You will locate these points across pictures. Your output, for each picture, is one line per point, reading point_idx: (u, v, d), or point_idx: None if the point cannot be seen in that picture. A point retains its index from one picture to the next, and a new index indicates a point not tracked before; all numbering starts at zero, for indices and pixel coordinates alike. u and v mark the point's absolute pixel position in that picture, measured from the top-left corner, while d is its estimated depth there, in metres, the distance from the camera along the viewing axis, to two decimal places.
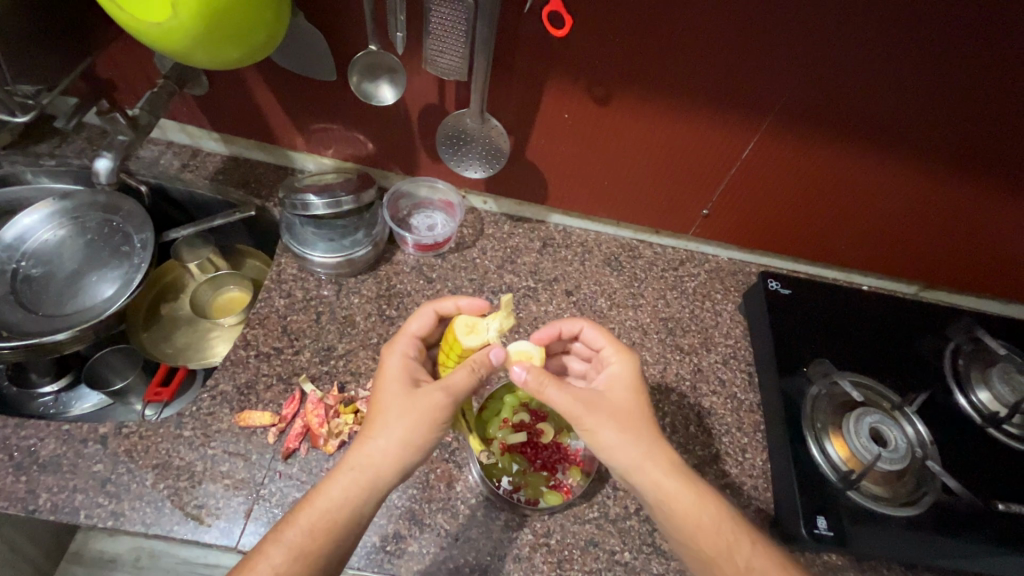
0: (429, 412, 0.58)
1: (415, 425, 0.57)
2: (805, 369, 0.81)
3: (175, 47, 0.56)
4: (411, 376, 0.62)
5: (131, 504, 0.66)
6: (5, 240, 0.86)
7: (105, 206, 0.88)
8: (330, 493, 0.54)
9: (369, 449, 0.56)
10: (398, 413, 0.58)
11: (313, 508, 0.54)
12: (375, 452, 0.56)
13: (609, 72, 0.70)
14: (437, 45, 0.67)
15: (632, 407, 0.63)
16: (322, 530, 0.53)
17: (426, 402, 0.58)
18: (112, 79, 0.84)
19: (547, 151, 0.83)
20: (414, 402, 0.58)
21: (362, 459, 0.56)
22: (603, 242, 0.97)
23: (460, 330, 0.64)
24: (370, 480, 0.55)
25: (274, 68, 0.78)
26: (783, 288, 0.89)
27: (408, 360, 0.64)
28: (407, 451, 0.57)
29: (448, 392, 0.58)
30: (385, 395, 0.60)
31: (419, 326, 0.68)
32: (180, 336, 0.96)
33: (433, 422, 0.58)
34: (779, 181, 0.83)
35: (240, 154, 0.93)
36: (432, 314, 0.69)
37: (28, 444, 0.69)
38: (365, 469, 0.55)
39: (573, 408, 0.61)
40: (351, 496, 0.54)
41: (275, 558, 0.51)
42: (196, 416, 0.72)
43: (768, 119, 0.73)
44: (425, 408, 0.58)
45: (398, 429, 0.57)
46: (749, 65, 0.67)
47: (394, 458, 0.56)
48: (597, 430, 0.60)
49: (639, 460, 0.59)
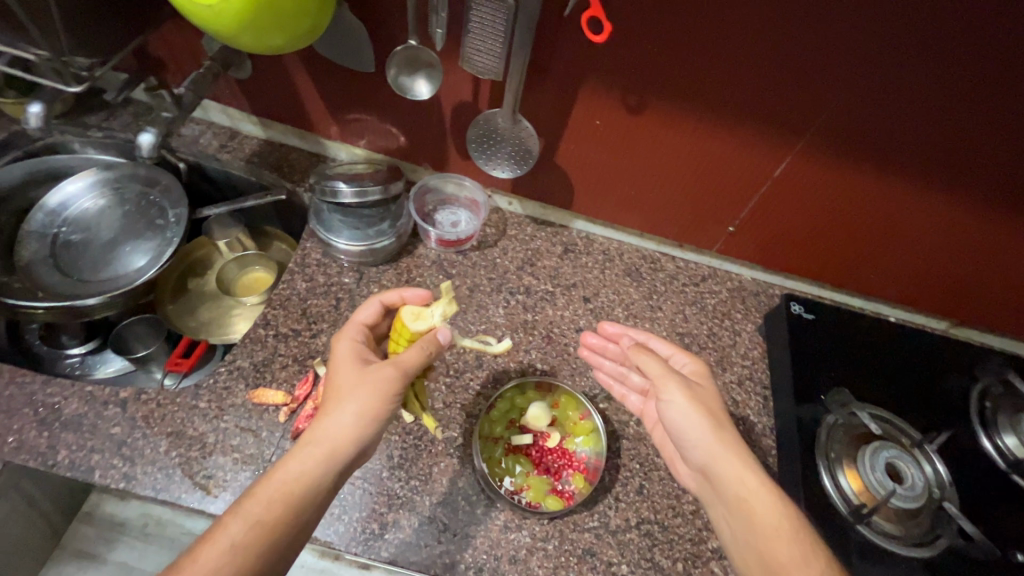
0: (380, 385, 0.59)
1: (369, 401, 0.58)
2: (823, 397, 0.80)
3: (229, 30, 0.58)
4: (360, 357, 0.63)
5: (143, 468, 0.68)
6: (49, 206, 0.90)
7: (144, 180, 0.92)
8: (289, 467, 0.55)
9: (326, 423, 0.57)
10: (352, 389, 0.59)
11: (271, 482, 0.54)
12: (332, 426, 0.57)
13: (645, 82, 0.70)
14: (475, 44, 0.67)
15: (718, 397, 0.66)
16: (277, 503, 0.53)
17: (377, 375, 0.59)
18: (162, 58, 0.87)
19: (578, 156, 0.83)
20: (365, 378, 0.59)
21: (321, 432, 0.57)
22: (624, 252, 0.96)
23: (407, 316, 0.66)
24: (326, 453, 0.56)
25: (315, 56, 0.79)
26: (804, 312, 0.87)
27: (357, 347, 0.65)
28: (362, 424, 0.58)
29: (398, 366, 0.60)
30: (339, 375, 0.61)
31: (366, 315, 0.69)
32: (204, 312, 0.98)
33: (385, 394, 0.59)
34: (809, 203, 0.81)
35: (276, 139, 0.96)
36: (377, 305, 0.69)
37: (53, 402, 0.71)
38: (322, 442, 0.56)
39: (670, 381, 0.64)
40: (310, 470, 0.55)
41: (233, 529, 0.51)
42: (212, 388, 0.74)
43: (804, 137, 0.72)
44: (375, 382, 0.59)
45: (353, 404, 0.58)
46: (791, 78, 0.65)
47: (350, 432, 0.57)
48: (682, 403, 0.63)
49: (700, 449, 0.62)
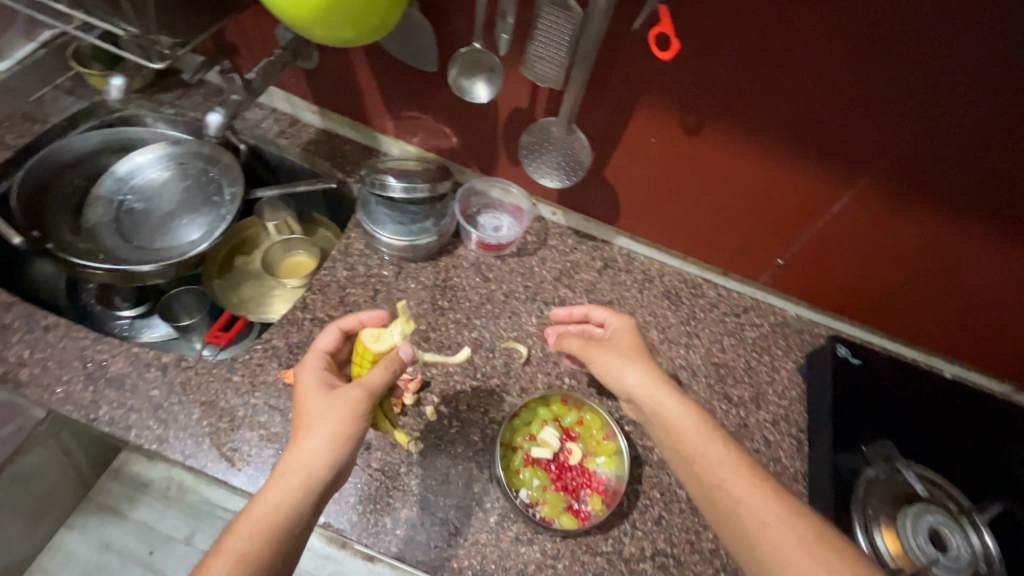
0: (349, 408, 0.58)
1: (339, 424, 0.57)
2: (863, 448, 0.75)
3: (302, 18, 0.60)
4: (326, 382, 0.63)
5: (175, 433, 0.70)
6: (118, 174, 0.96)
7: (207, 157, 0.96)
8: (266, 498, 0.53)
9: (297, 452, 0.56)
10: (319, 416, 0.58)
11: (250, 516, 0.52)
12: (304, 453, 0.55)
13: (706, 102, 0.69)
14: (538, 51, 0.67)
15: (640, 345, 0.70)
16: (261, 535, 0.51)
17: (342, 400, 0.59)
18: (236, 44, 0.91)
19: (627, 172, 0.82)
20: (333, 402, 0.58)
21: (292, 462, 0.55)
22: (665, 274, 0.94)
23: (367, 338, 0.66)
24: (302, 480, 0.54)
25: (381, 52, 0.81)
26: (852, 357, 0.82)
27: (324, 376, 0.63)
28: (334, 447, 0.56)
29: (364, 387, 0.60)
30: (305, 403, 0.60)
31: (326, 342, 0.68)
32: (247, 289, 1.01)
33: (354, 416, 0.58)
34: (868, 242, 0.77)
35: (333, 130, 0.98)
36: (336, 331, 0.69)
37: (101, 358, 0.74)
38: (297, 471, 0.55)
39: (582, 346, 0.72)
40: (288, 498, 0.53)
41: (216, 569, 0.49)
42: (246, 363, 0.76)
43: (869, 171, 0.69)
44: (342, 405, 0.58)
45: (322, 428, 0.57)
46: (862, 108, 0.63)
47: (324, 456, 0.56)
48: (599, 359, 0.70)
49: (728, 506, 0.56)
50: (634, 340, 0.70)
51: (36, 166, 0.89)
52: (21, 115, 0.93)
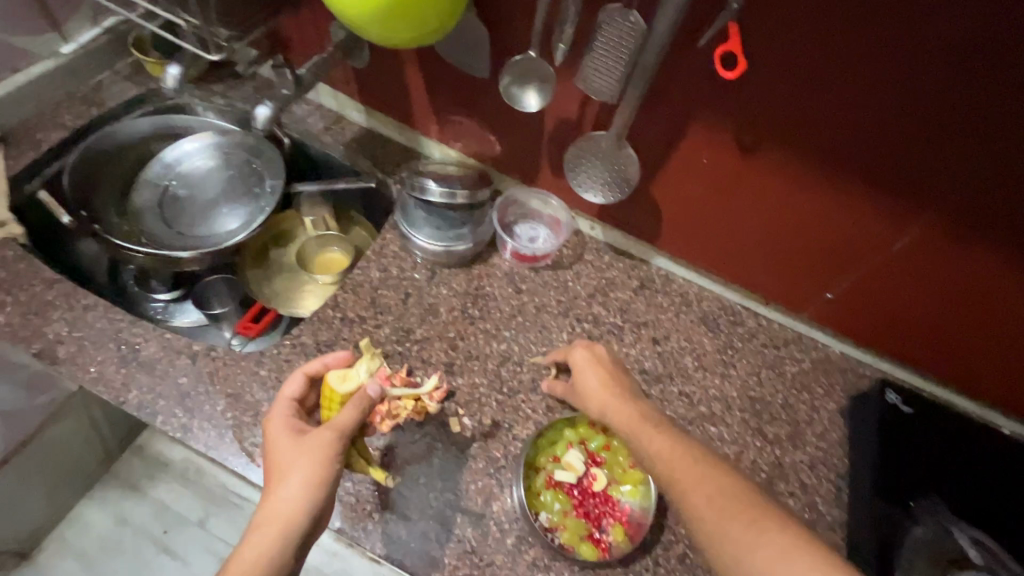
0: (320, 452, 0.57)
1: (312, 468, 0.57)
2: (913, 505, 0.70)
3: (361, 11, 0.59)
4: (296, 428, 0.61)
5: (200, 423, 0.70)
6: (165, 160, 0.98)
7: (250, 148, 0.98)
8: (245, 553, 0.52)
9: (273, 502, 0.55)
10: (291, 462, 0.57)
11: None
12: (279, 502, 0.55)
13: (765, 124, 0.66)
14: (594, 63, 0.65)
15: (603, 373, 0.69)
16: None
17: (314, 442, 0.58)
18: (290, 40, 0.91)
19: (675, 192, 0.79)
20: (303, 446, 0.58)
21: (270, 513, 0.55)
22: (704, 299, 0.90)
23: (333, 381, 0.66)
24: (279, 531, 0.53)
25: (433, 56, 0.81)
26: (902, 404, 0.77)
27: (292, 423, 0.62)
28: (309, 492, 0.56)
29: (335, 430, 0.59)
30: (276, 452, 0.59)
31: (292, 389, 0.66)
32: (279, 282, 1.00)
33: (327, 460, 0.57)
34: (928, 283, 0.73)
35: (376, 129, 0.98)
36: (301, 377, 0.66)
37: (135, 341, 0.75)
38: (274, 521, 0.54)
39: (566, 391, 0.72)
40: (267, 549, 0.52)
41: None
42: (274, 358, 0.76)
43: (938, 208, 0.65)
44: (313, 449, 0.57)
45: (296, 475, 0.56)
46: (935, 142, 0.59)
47: (300, 503, 0.55)
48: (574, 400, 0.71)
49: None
50: (596, 366, 0.69)
51: (90, 151, 0.92)
52: (80, 97, 0.96)
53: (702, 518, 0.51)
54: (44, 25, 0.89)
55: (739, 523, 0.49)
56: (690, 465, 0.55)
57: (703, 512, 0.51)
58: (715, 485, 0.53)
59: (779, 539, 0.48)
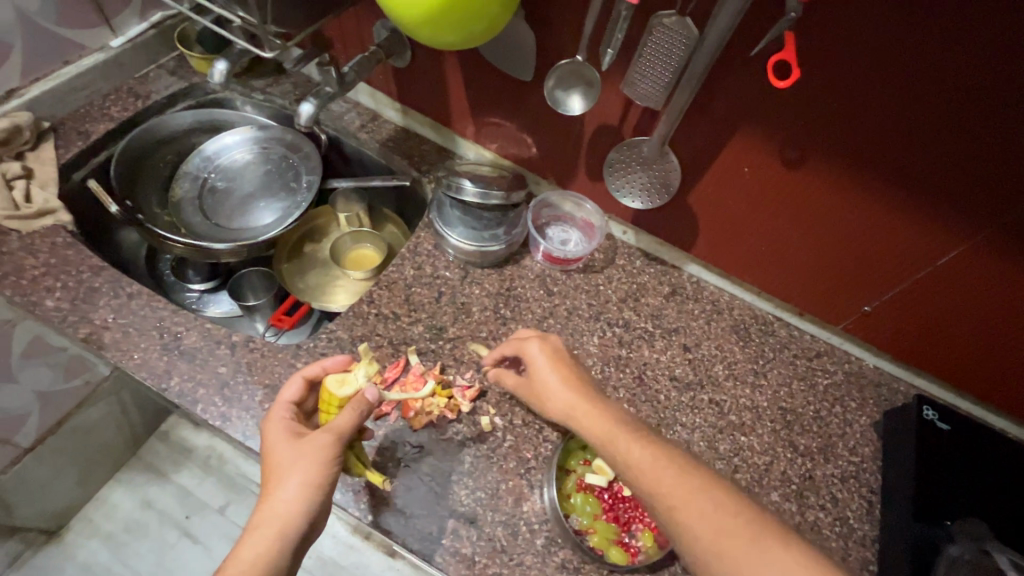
0: (319, 454, 0.59)
1: (311, 470, 0.58)
2: (952, 524, 0.68)
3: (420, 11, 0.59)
4: (294, 430, 0.62)
5: (238, 412, 0.72)
6: (206, 152, 1.00)
7: (289, 144, 1.00)
8: (242, 556, 0.53)
9: (272, 502, 0.56)
10: (288, 464, 0.58)
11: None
12: (277, 503, 0.56)
13: (811, 136, 0.65)
14: (642, 68, 0.65)
15: (569, 368, 0.67)
16: None
17: (312, 445, 0.59)
18: (331, 38, 0.93)
19: (712, 200, 0.79)
20: (302, 448, 0.59)
21: (268, 514, 0.56)
22: (735, 307, 0.89)
23: (332, 385, 0.67)
24: (278, 532, 0.55)
25: (475, 58, 0.81)
26: (939, 421, 0.76)
27: (291, 425, 0.63)
28: (308, 493, 0.57)
29: (334, 433, 0.60)
30: (274, 454, 0.60)
31: (290, 393, 0.66)
32: (313, 275, 1.01)
33: (326, 462, 0.59)
34: (972, 301, 0.71)
35: (411, 128, 0.99)
36: (300, 380, 0.67)
37: (177, 330, 0.77)
38: (272, 522, 0.55)
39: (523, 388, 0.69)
40: (265, 551, 0.54)
41: None
42: (310, 351, 0.77)
43: (989, 227, 0.63)
44: (312, 451, 0.59)
45: (294, 476, 0.57)
46: (989, 159, 0.58)
47: (299, 504, 0.56)
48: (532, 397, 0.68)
49: None
50: (554, 360, 0.67)
51: (136, 141, 0.94)
52: (126, 90, 0.98)
53: (696, 537, 0.51)
54: (96, 19, 0.92)
55: (740, 542, 0.50)
56: (676, 475, 0.55)
57: (702, 532, 0.51)
58: (717, 504, 0.52)
59: (782, 557, 0.49)
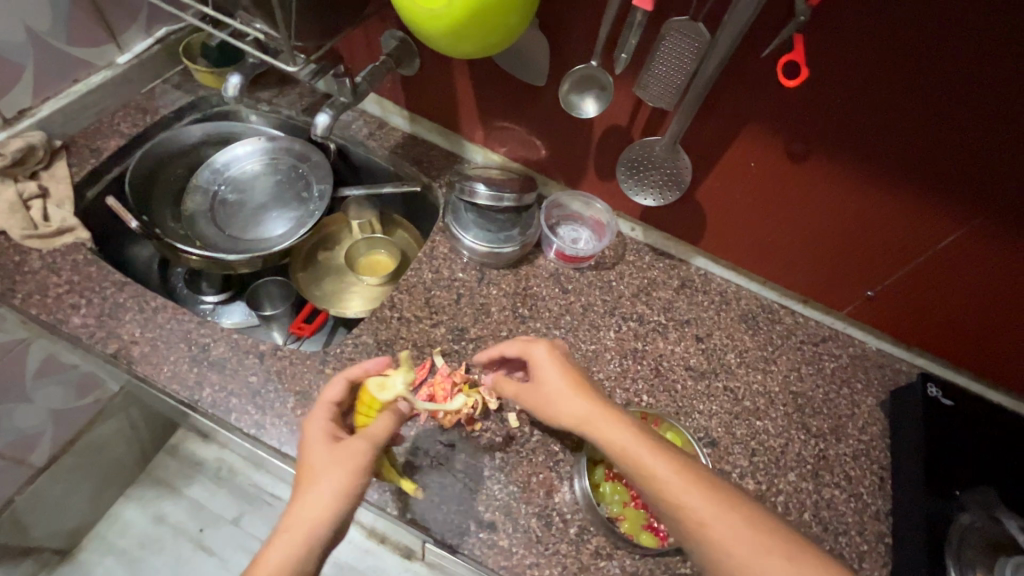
0: (352, 460, 0.59)
1: (344, 475, 0.58)
2: (959, 494, 0.72)
3: (442, 18, 0.60)
4: (331, 434, 0.63)
5: (271, 420, 0.73)
6: (216, 163, 1.01)
7: (298, 154, 1.01)
8: (269, 558, 0.53)
9: (303, 505, 0.56)
10: (323, 468, 0.58)
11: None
12: (307, 507, 0.56)
13: (813, 131, 0.69)
14: (656, 72, 0.68)
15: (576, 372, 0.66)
16: None
17: (347, 451, 0.59)
18: (339, 49, 0.94)
19: (719, 194, 0.82)
20: (338, 454, 0.59)
21: (297, 517, 0.55)
22: (743, 297, 0.92)
23: (374, 389, 0.68)
24: (303, 537, 0.54)
25: (485, 65, 0.84)
26: (943, 397, 0.80)
27: (329, 428, 0.64)
28: (339, 500, 0.57)
29: (369, 439, 0.61)
30: (309, 457, 0.60)
31: (332, 394, 0.67)
32: (327, 283, 1.03)
33: (359, 469, 0.59)
34: (969, 282, 0.75)
35: (419, 134, 1.01)
36: (343, 382, 0.68)
37: (204, 342, 0.78)
38: (300, 527, 0.55)
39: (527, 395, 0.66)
40: (291, 556, 0.53)
41: None
42: (338, 357, 0.79)
43: (983, 210, 0.67)
44: (347, 456, 0.59)
45: (327, 482, 0.57)
46: (982, 148, 0.62)
47: (327, 510, 0.56)
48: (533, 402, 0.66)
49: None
50: (560, 363, 0.66)
51: (149, 156, 0.95)
52: (134, 106, 0.99)
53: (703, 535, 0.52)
54: (102, 35, 0.92)
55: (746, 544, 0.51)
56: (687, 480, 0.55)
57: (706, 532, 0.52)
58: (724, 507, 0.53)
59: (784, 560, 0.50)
